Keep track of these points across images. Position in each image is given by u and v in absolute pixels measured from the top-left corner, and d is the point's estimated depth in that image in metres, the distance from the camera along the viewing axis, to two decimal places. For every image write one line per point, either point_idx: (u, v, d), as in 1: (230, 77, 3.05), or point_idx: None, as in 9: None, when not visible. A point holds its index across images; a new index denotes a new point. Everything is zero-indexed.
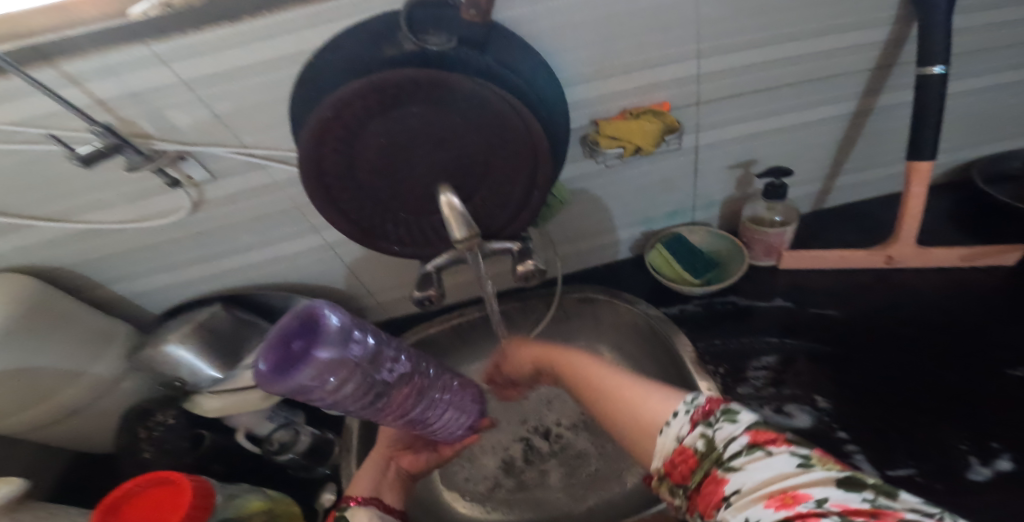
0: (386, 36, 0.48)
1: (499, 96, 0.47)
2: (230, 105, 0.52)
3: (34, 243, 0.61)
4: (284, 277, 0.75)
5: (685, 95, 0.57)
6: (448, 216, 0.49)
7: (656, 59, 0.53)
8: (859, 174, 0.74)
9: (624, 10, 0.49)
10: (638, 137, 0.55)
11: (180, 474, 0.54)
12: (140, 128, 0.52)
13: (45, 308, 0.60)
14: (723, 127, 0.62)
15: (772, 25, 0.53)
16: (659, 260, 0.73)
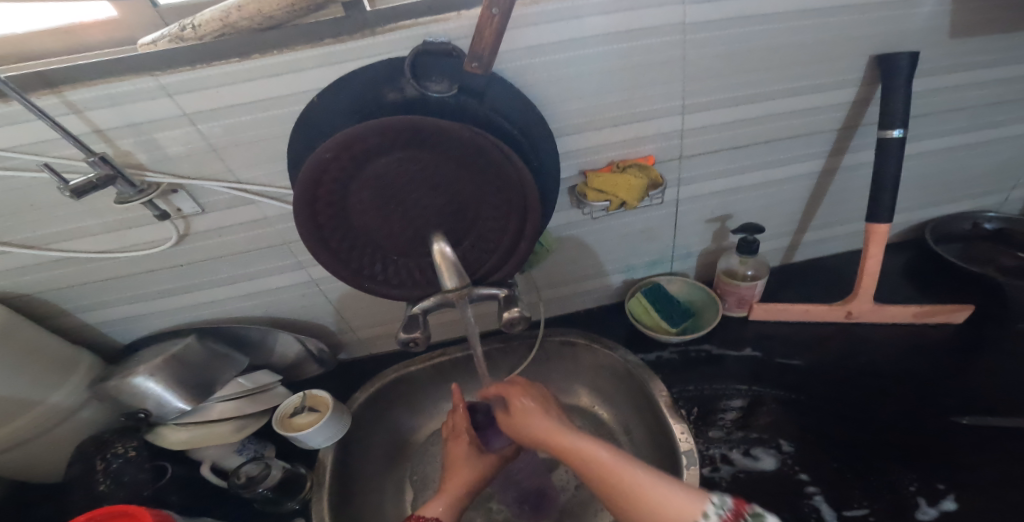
0: (390, 81, 0.50)
1: (492, 143, 0.49)
2: (228, 139, 0.53)
3: (7, 267, 0.59)
4: (264, 310, 0.74)
5: (668, 150, 0.61)
6: (438, 263, 0.48)
7: (641, 114, 0.56)
8: (826, 230, 0.79)
9: (613, 69, 0.52)
10: (623, 192, 0.56)
11: (137, 507, 0.52)
12: (135, 158, 0.52)
13: (11, 333, 0.58)
14: (702, 181, 0.65)
15: (747, 88, 0.58)
16: (638, 308, 0.74)
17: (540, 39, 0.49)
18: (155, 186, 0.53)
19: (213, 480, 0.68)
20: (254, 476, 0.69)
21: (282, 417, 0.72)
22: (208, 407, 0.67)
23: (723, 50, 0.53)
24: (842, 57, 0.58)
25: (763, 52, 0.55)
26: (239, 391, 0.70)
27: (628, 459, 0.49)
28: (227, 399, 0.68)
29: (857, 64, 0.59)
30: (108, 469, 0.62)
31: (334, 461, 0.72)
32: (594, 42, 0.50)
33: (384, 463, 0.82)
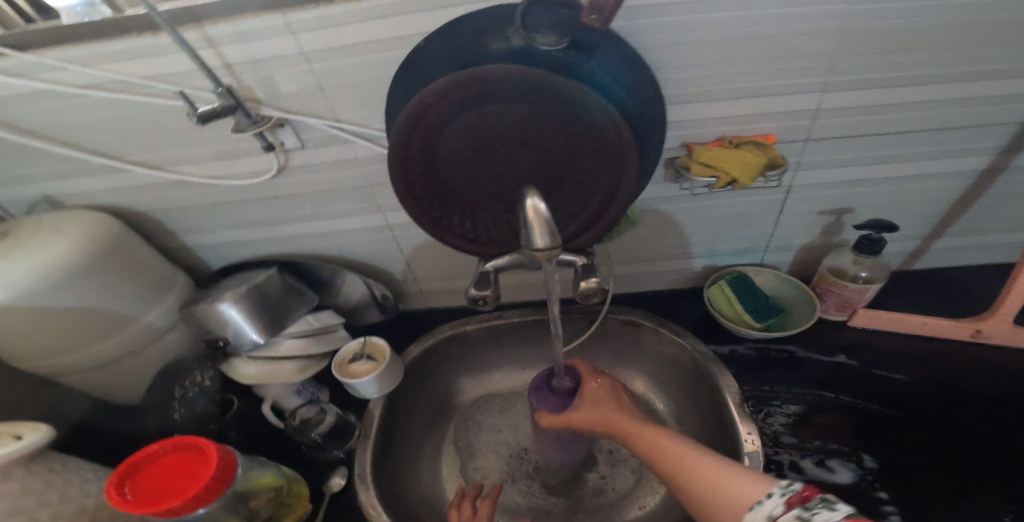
0: (496, 29, 0.48)
1: (598, 102, 0.47)
2: (336, 80, 0.53)
3: (128, 186, 0.63)
4: (340, 251, 0.76)
5: (793, 130, 0.55)
6: (530, 221, 0.46)
7: (775, 88, 0.51)
8: (968, 237, 0.70)
9: (757, 32, 0.47)
10: (736, 169, 0.52)
11: (204, 442, 0.57)
12: (252, 93, 0.54)
13: (123, 250, 0.62)
14: (823, 167, 0.59)
15: (907, 67, 0.50)
16: (719, 297, 0.70)
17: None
18: (267, 119, 0.55)
19: (274, 422, 0.73)
20: (308, 418, 0.76)
21: (341, 362, 0.74)
22: (277, 343, 0.69)
23: (920, 21, 0.46)
24: None
25: (954, 28, 0.47)
26: (307, 330, 0.72)
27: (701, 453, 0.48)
28: (296, 336, 0.71)
29: None
30: (185, 397, 0.68)
31: (382, 412, 0.74)
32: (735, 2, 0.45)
33: (430, 423, 0.85)
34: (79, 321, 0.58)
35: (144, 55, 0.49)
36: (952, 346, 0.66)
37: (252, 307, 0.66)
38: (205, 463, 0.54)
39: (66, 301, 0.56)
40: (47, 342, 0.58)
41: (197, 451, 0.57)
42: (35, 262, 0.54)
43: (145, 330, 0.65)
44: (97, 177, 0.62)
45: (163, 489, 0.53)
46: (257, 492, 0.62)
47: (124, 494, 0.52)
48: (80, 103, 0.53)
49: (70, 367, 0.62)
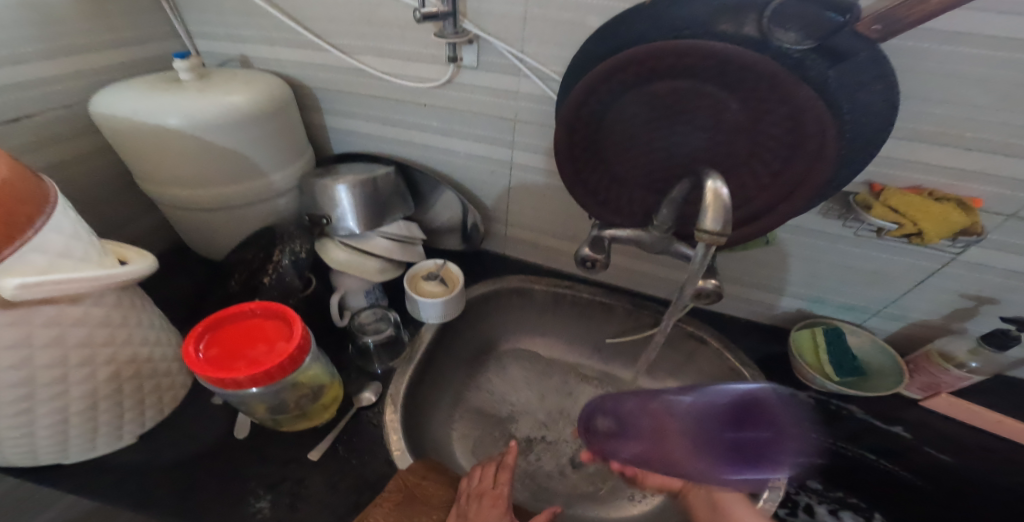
0: (735, 12, 0.47)
1: (815, 109, 0.45)
2: (543, 13, 0.57)
3: (310, 61, 0.70)
4: (454, 174, 0.78)
5: (995, 203, 0.51)
6: (708, 202, 0.45)
7: (996, 146, 0.48)
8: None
9: (999, 85, 0.45)
10: (927, 220, 0.50)
11: (282, 319, 0.56)
12: (464, 6, 0.59)
13: (287, 111, 0.63)
14: (1002, 251, 0.54)
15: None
16: (806, 342, 0.70)
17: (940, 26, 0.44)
18: (465, 33, 0.59)
19: (335, 317, 0.73)
20: (365, 323, 0.75)
21: (415, 277, 0.76)
22: (370, 239, 0.69)
23: None
24: None
25: None
26: (396, 235, 0.72)
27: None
28: (386, 238, 0.70)
29: None
30: (279, 265, 0.67)
31: (431, 338, 0.76)
32: (970, 56, 0.44)
33: (468, 364, 0.85)
34: (222, 161, 0.59)
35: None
36: (1012, 446, 0.62)
37: (364, 195, 0.66)
38: (284, 341, 0.53)
39: (222, 139, 0.57)
40: (190, 174, 0.59)
41: (281, 326, 0.55)
42: (218, 101, 0.56)
43: (269, 189, 0.66)
44: (291, 48, 0.69)
45: (235, 355, 0.52)
46: (307, 384, 0.62)
47: (197, 351, 0.51)
48: None
49: (185, 203, 0.63)
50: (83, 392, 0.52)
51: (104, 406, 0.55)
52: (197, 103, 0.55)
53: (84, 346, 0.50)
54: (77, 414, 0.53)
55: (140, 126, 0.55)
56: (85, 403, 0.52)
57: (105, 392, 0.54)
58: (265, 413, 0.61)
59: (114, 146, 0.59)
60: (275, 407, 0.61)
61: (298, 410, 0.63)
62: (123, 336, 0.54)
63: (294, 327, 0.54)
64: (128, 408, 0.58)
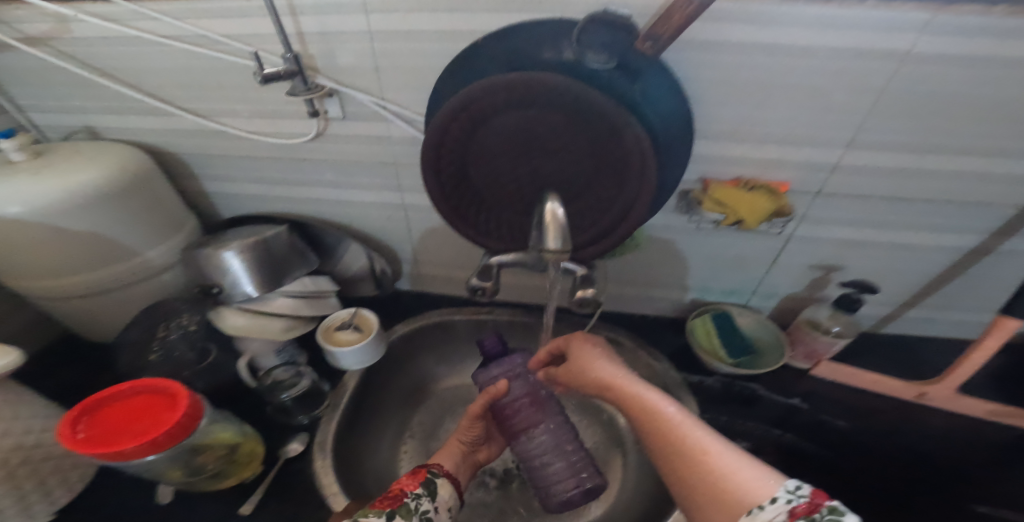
0: (550, 41, 0.53)
1: (631, 125, 0.50)
2: (391, 61, 0.60)
3: (171, 129, 0.71)
4: (349, 221, 0.80)
5: (808, 183, 0.57)
6: (547, 223, 0.47)
7: (797, 137, 0.54)
8: (947, 313, 0.69)
9: (784, 84, 0.50)
10: (745, 209, 0.57)
11: (175, 389, 0.56)
12: (314, 61, 0.61)
13: (147, 184, 0.68)
14: (829, 225, 0.61)
15: (921, 133, 0.51)
16: (700, 330, 0.74)
17: (725, 36, 0.48)
18: (319, 87, 0.62)
19: (247, 380, 0.71)
20: (282, 380, 0.75)
21: (328, 328, 0.76)
22: (273, 299, 0.70)
23: (925, 108, 0.49)
24: None
25: (966, 99, 0.48)
26: (302, 291, 0.73)
27: (713, 440, 0.47)
28: (289, 296, 0.72)
29: None
30: (166, 338, 0.69)
31: (356, 385, 0.75)
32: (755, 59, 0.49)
33: (401, 403, 0.84)
34: (82, 244, 0.63)
35: (228, 14, 0.57)
36: (896, 402, 0.67)
37: (254, 258, 0.68)
38: (170, 412, 0.53)
39: (75, 224, 0.61)
40: (53, 261, 0.63)
41: (168, 397, 0.55)
42: (60, 184, 0.60)
43: (147, 264, 0.70)
44: (157, 118, 0.70)
45: (119, 431, 0.51)
46: (215, 446, 0.60)
47: (77, 433, 0.51)
48: (156, 49, 0.62)
49: (61, 292, 0.67)
50: None
51: None
52: (34, 188, 0.58)
53: None
54: None
55: None
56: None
57: None
58: (179, 478, 0.59)
59: None
60: (190, 472, 0.59)
61: (214, 472, 0.61)
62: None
63: (181, 397, 0.54)
64: (27, 497, 0.57)
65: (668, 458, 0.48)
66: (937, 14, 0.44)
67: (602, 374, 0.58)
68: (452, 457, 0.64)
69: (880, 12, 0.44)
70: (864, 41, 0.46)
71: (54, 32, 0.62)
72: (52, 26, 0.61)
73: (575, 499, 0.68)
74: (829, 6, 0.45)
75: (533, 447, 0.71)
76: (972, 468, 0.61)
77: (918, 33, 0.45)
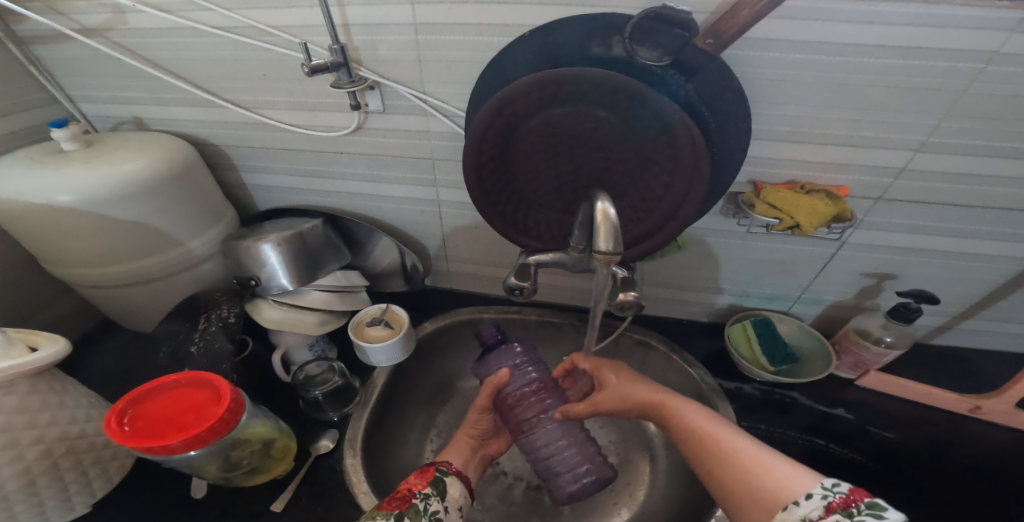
0: (601, 36, 0.52)
1: (686, 124, 0.49)
2: (435, 55, 0.59)
3: (212, 120, 0.71)
4: (383, 216, 0.80)
5: (864, 186, 0.55)
6: (597, 222, 0.47)
7: (857, 138, 0.52)
8: (1001, 325, 0.67)
9: (847, 82, 0.49)
10: (802, 214, 0.53)
11: (217, 381, 0.56)
12: (358, 55, 0.61)
13: (191, 175, 0.68)
14: (883, 230, 0.59)
15: (993, 137, 0.49)
16: (740, 336, 0.71)
17: (784, 34, 0.47)
18: (363, 80, 0.61)
19: (279, 373, 0.73)
20: (313, 375, 0.74)
21: (359, 324, 0.76)
22: (305, 293, 0.71)
23: (999, 110, 0.47)
24: None
25: None
26: (333, 286, 0.73)
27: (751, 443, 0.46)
28: (322, 290, 0.72)
29: None
30: (206, 331, 0.69)
31: (385, 383, 0.75)
32: (817, 57, 0.48)
33: (427, 400, 0.83)
34: (126, 233, 0.64)
35: (278, 5, 0.57)
36: (949, 416, 0.65)
37: (291, 251, 0.69)
38: (214, 405, 0.53)
39: (119, 214, 0.62)
40: (98, 249, 0.64)
41: (211, 390, 0.56)
42: (105, 174, 0.60)
43: (187, 255, 0.71)
44: (198, 109, 0.70)
45: (164, 423, 0.52)
46: (251, 441, 0.60)
47: (123, 425, 0.51)
48: (200, 39, 0.62)
49: (102, 280, 0.67)
50: (12, 474, 0.51)
51: (39, 485, 0.54)
52: (85, 177, 0.59)
53: (4, 431, 0.50)
54: (12, 497, 0.51)
55: (29, 207, 0.59)
56: (18, 485, 0.52)
57: (36, 475, 0.53)
58: (215, 472, 0.59)
59: (17, 235, 0.63)
60: (226, 466, 0.59)
61: (249, 467, 0.61)
62: (45, 418, 0.54)
63: (224, 390, 0.54)
64: (69, 483, 0.57)
65: (705, 463, 0.48)
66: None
67: (634, 388, 0.59)
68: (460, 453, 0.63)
69: (966, 7, 0.42)
70: (942, 39, 0.44)
71: (110, 23, 0.63)
72: (108, 16, 0.62)
73: (585, 490, 0.67)
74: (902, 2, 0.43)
75: (543, 443, 0.70)
76: None
77: (1011, 30, 0.43)
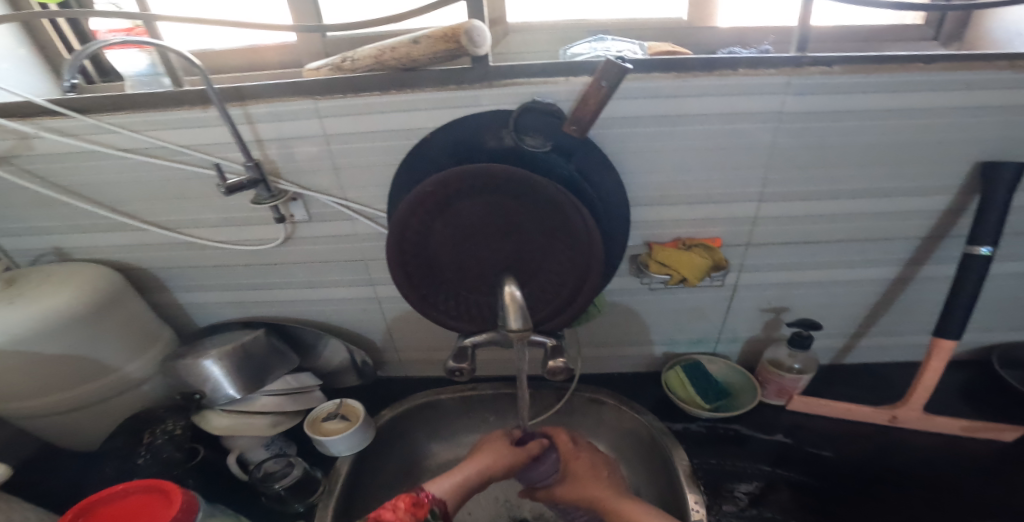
0: (491, 131, 0.59)
1: (572, 201, 0.55)
2: (346, 161, 0.64)
3: (139, 241, 0.73)
4: (322, 316, 0.82)
5: (737, 235, 0.62)
6: (507, 304, 0.50)
7: (723, 197, 0.59)
8: (896, 338, 0.73)
9: (699, 149, 0.56)
10: (686, 269, 0.59)
11: (172, 484, 0.56)
12: (275, 167, 0.65)
13: (121, 301, 0.71)
14: (766, 271, 0.65)
15: (825, 184, 0.58)
16: (674, 380, 0.75)
17: (635, 111, 0.54)
18: (283, 192, 0.65)
19: (236, 472, 0.72)
20: (273, 472, 0.72)
21: (314, 421, 0.76)
22: (254, 399, 0.72)
23: (822, 160, 0.56)
24: (945, 164, 0.56)
25: (856, 147, 0.55)
26: (284, 389, 0.75)
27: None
28: (272, 394, 0.73)
29: (963, 166, 0.56)
30: (152, 444, 0.68)
31: (347, 473, 0.73)
32: (672, 135, 0.55)
33: (393, 486, 0.82)
34: (58, 365, 0.64)
35: (188, 125, 0.62)
36: (876, 429, 0.69)
37: (232, 362, 0.70)
38: (169, 505, 0.53)
39: (50, 348, 0.63)
40: (29, 384, 0.64)
41: (164, 495, 0.55)
42: (32, 311, 0.62)
43: (125, 379, 0.71)
44: (125, 232, 0.72)
45: None
46: None
47: None
48: (117, 163, 0.65)
49: (33, 412, 0.67)
50: None
51: None
52: (11, 317, 0.61)
53: None
54: None
55: None
56: None
57: None
58: None
59: None
60: None
61: None
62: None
63: (179, 492, 0.54)
64: None
65: None
66: (792, 76, 0.51)
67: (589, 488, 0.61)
68: (446, 486, 0.58)
69: (749, 78, 0.51)
70: (749, 103, 0.52)
71: (17, 150, 0.64)
72: (13, 144, 0.64)
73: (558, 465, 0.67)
74: (715, 78, 0.51)
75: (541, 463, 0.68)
76: (958, 483, 0.62)
77: (784, 93, 0.52)
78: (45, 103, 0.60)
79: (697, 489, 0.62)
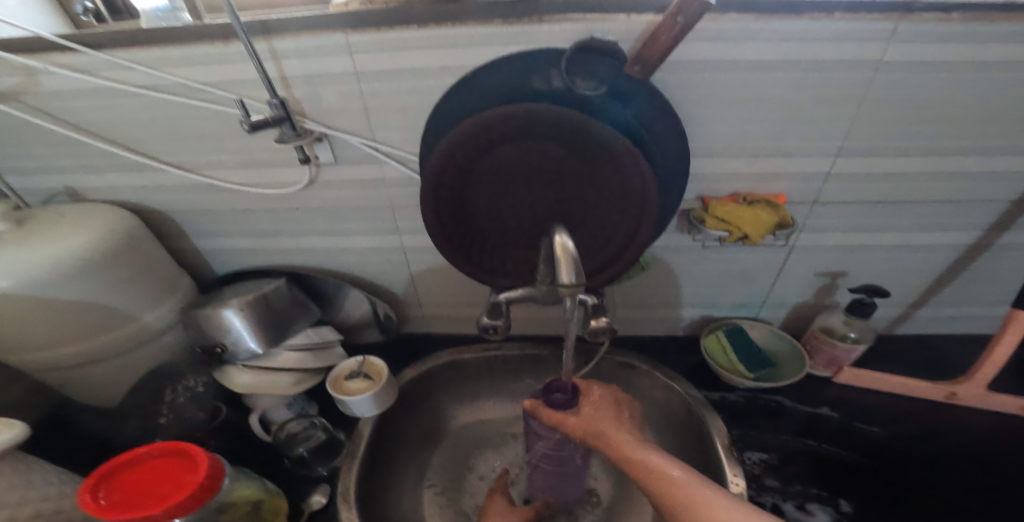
0: (540, 71, 0.53)
1: (629, 148, 0.50)
2: (379, 103, 0.60)
3: (157, 184, 0.70)
4: (347, 267, 0.79)
5: (803, 192, 0.59)
6: (558, 257, 0.46)
7: (788, 150, 0.56)
8: (950, 309, 0.71)
9: (768, 95, 0.52)
10: (748, 224, 0.56)
11: (195, 447, 0.54)
12: (301, 107, 0.61)
13: (137, 246, 0.67)
14: (827, 231, 0.62)
15: (903, 137, 0.54)
16: (715, 346, 0.72)
17: (703, 55, 0.50)
18: (309, 132, 0.61)
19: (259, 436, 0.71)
20: (296, 433, 0.73)
21: (337, 378, 0.72)
22: (275, 354, 0.69)
23: (900, 112, 0.52)
24: None
25: (942, 100, 0.51)
26: (306, 343, 0.72)
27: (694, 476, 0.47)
28: (294, 349, 0.70)
29: None
30: (174, 401, 0.70)
31: (371, 433, 0.70)
32: (743, 80, 0.51)
33: (417, 446, 0.80)
34: (74, 314, 0.61)
35: (208, 61, 0.57)
36: (930, 407, 0.66)
37: (253, 313, 0.67)
38: (192, 472, 0.50)
39: (67, 295, 0.60)
40: (47, 333, 0.61)
41: (189, 458, 0.53)
42: (46, 254, 0.59)
43: (143, 329, 0.69)
44: (140, 174, 0.69)
45: (143, 495, 0.49)
46: (239, 503, 0.56)
47: (98, 499, 0.48)
48: (132, 101, 0.61)
49: (50, 363, 0.65)
50: None
51: None
52: (22, 262, 0.57)
53: None
54: None
55: None
56: None
57: None
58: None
59: None
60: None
61: None
62: (15, 497, 0.51)
63: (202, 458, 0.52)
64: None
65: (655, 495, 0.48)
66: (899, 23, 0.46)
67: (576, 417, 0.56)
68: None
69: (843, 19, 0.46)
70: (829, 50, 0.48)
71: (24, 86, 0.60)
72: (21, 79, 0.60)
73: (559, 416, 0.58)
74: (801, 19, 0.47)
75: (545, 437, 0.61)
76: (1018, 466, 0.59)
77: (885, 40, 0.47)
78: (55, 38, 0.56)
79: (738, 463, 0.59)
